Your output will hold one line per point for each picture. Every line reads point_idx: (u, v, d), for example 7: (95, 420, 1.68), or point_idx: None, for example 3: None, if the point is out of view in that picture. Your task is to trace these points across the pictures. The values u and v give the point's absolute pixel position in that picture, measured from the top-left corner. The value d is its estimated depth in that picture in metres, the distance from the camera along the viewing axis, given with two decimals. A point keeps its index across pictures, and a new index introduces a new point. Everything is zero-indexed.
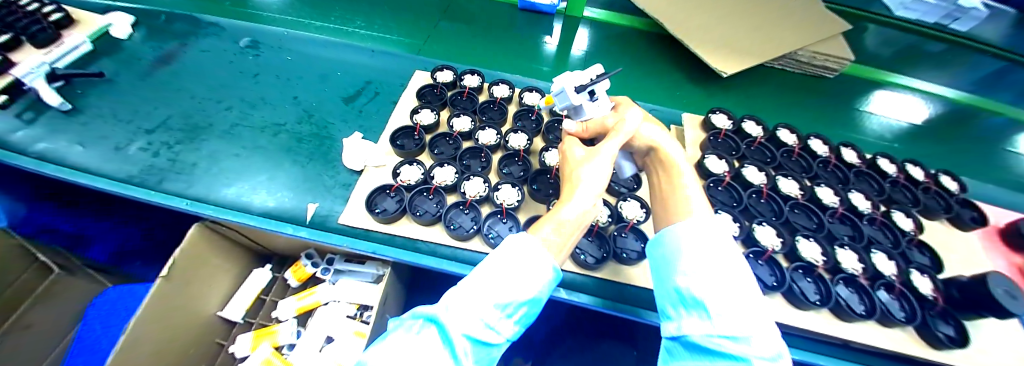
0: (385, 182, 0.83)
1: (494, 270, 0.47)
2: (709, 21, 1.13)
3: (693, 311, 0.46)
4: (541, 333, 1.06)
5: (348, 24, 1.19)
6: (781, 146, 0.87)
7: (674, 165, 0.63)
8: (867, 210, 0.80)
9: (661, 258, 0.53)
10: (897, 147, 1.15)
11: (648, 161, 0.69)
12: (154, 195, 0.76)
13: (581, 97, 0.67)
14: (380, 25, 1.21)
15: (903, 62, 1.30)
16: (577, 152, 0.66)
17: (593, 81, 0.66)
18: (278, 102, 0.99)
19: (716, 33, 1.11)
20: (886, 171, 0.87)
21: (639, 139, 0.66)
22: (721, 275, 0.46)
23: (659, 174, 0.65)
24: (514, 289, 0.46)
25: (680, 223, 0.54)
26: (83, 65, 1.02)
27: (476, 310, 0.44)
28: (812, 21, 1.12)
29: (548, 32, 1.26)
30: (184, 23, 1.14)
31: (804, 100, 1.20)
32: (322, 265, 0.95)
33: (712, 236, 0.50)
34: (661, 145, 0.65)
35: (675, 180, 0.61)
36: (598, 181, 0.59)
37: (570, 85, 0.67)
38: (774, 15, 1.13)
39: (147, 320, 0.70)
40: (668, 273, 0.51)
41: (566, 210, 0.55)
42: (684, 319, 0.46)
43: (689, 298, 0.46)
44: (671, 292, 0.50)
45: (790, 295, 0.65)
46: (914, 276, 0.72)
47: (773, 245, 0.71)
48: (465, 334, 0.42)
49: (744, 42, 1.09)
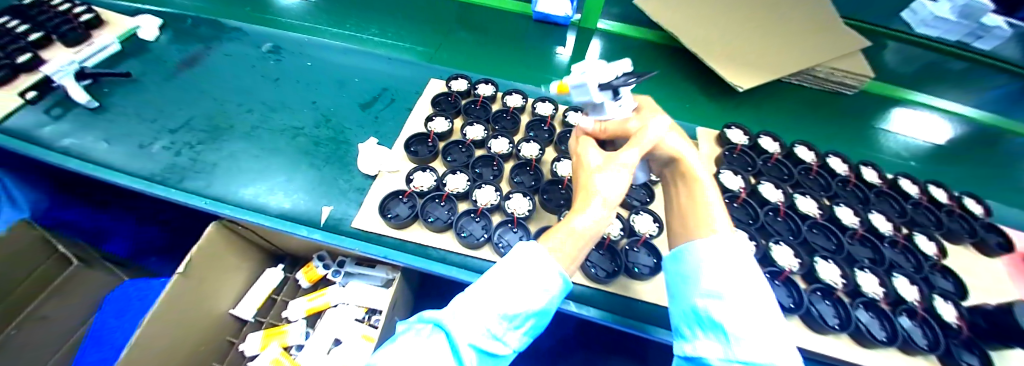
0: (399, 188, 0.83)
1: (500, 278, 0.46)
2: (717, 37, 1.12)
3: (710, 333, 0.47)
4: (549, 345, 1.04)
5: (363, 31, 1.20)
6: (799, 164, 0.86)
7: (697, 179, 0.58)
8: (888, 232, 0.78)
9: (679, 275, 0.53)
10: (916, 166, 1.15)
11: (671, 171, 0.62)
12: (174, 193, 0.78)
13: (603, 96, 0.57)
14: (393, 33, 1.22)
15: (927, 80, 1.26)
16: (592, 156, 0.59)
17: (621, 81, 0.55)
18: (297, 106, 1.01)
19: (724, 50, 1.11)
20: (908, 193, 0.85)
21: (662, 148, 0.59)
22: (744, 299, 0.47)
23: (679, 189, 0.60)
24: (515, 301, 0.45)
25: (700, 240, 0.52)
26: (111, 65, 1.05)
27: (480, 319, 0.44)
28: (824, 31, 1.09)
29: (561, 44, 1.27)
30: (209, 27, 1.18)
31: (821, 117, 1.19)
32: (332, 267, 0.96)
33: (733, 256, 0.50)
34: (684, 157, 0.59)
35: (698, 195, 0.57)
36: (616, 190, 0.54)
37: (597, 79, 0.55)
38: (788, 28, 1.11)
39: (162, 315, 0.71)
40: (685, 291, 0.51)
41: (579, 219, 0.51)
42: (700, 341, 0.48)
43: (707, 319, 0.47)
44: (687, 312, 0.50)
45: (808, 318, 0.64)
46: (937, 302, 0.70)
47: (790, 265, 0.70)
48: (471, 343, 0.43)
49: (755, 58, 1.09)
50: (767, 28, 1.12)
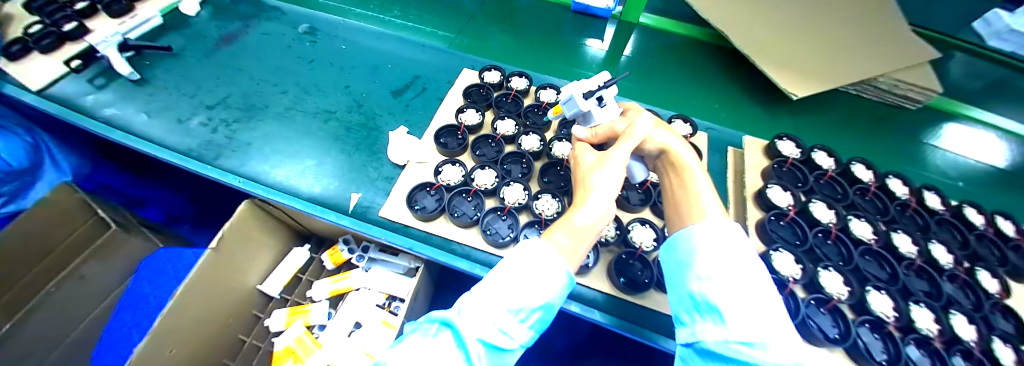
0: (427, 180, 0.82)
1: (507, 274, 0.45)
2: (751, 26, 1.07)
3: (707, 316, 0.43)
4: (564, 349, 1.03)
5: (385, 12, 1.17)
6: (855, 183, 0.81)
7: (687, 167, 0.57)
8: (948, 265, 0.72)
9: (677, 263, 0.50)
10: (966, 187, 1.04)
11: (659, 164, 0.62)
12: (210, 170, 0.79)
13: (589, 103, 0.63)
14: (415, 15, 1.19)
15: (992, 98, 1.16)
16: (588, 158, 0.60)
17: (601, 86, 0.62)
18: (331, 89, 1.01)
19: (763, 40, 1.06)
20: (973, 223, 0.77)
21: (650, 142, 0.60)
22: (745, 282, 0.42)
23: (670, 180, 0.59)
24: (526, 294, 0.44)
25: (693, 226, 0.50)
26: (152, 38, 1.07)
27: (490, 315, 0.42)
28: (875, 22, 1.00)
29: (599, 37, 1.21)
30: (248, 5, 1.18)
31: (878, 128, 1.11)
32: (357, 252, 0.97)
33: (731, 243, 0.46)
34: (672, 149, 0.59)
35: (688, 184, 0.55)
36: (612, 186, 0.54)
37: (579, 90, 0.63)
38: (836, 19, 1.02)
39: (194, 289, 0.73)
40: (682, 277, 0.48)
41: (578, 216, 0.51)
42: (699, 325, 0.44)
43: (704, 303, 0.44)
44: (684, 298, 0.47)
45: (853, 351, 0.60)
46: (996, 344, 0.63)
47: (839, 293, 0.65)
48: (480, 339, 0.41)
49: (796, 52, 1.03)
50: (830, 28, 1.02)
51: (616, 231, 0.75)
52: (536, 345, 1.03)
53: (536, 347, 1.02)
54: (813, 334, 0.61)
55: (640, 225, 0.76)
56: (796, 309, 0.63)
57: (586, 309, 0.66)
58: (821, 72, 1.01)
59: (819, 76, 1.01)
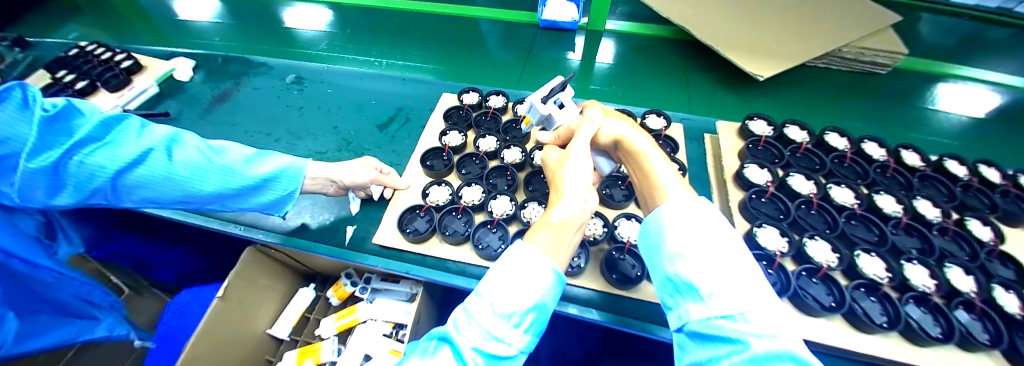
0: (416, 203, 0.85)
1: (495, 284, 0.45)
2: (709, 17, 1.13)
3: (688, 296, 0.44)
4: (576, 355, 1.03)
5: (342, 51, 1.29)
6: (831, 152, 0.83)
7: (641, 152, 0.58)
8: (937, 219, 0.72)
9: (652, 248, 0.51)
10: (957, 144, 1.00)
11: (619, 155, 0.63)
12: (210, 220, 0.85)
13: (548, 106, 0.64)
14: (368, 49, 1.30)
15: (969, 51, 1.17)
16: (553, 156, 0.63)
17: (556, 89, 0.63)
18: (320, 132, 1.06)
19: (719, 28, 1.11)
20: (956, 174, 0.78)
21: (604, 135, 0.62)
22: (721, 256, 0.44)
23: (633, 167, 0.59)
24: (515, 297, 0.44)
25: (662, 206, 0.51)
26: (150, 106, 1.15)
27: (482, 326, 0.43)
28: (813, 8, 1.10)
29: (570, 49, 1.26)
30: (238, 64, 1.25)
31: (850, 98, 1.11)
32: (360, 284, 0.99)
33: (699, 217, 0.47)
34: (625, 136, 0.59)
35: (648, 168, 0.56)
36: (584, 181, 0.56)
37: (536, 97, 0.65)
38: (777, 10, 1.12)
39: (203, 343, 0.75)
40: (658, 260, 0.50)
41: (556, 212, 0.52)
42: (683, 306, 0.45)
43: (682, 283, 0.45)
44: (665, 282, 0.48)
45: (851, 317, 0.60)
46: (997, 292, 0.62)
47: (828, 261, 0.66)
48: (475, 347, 0.42)
49: (753, 36, 1.08)
50: (772, 14, 1.12)
51: (604, 229, 0.77)
52: (549, 355, 1.03)
53: (549, 358, 1.02)
54: (809, 304, 0.61)
55: (626, 220, 0.79)
56: (788, 282, 0.63)
57: (581, 310, 0.68)
58: (782, 53, 1.04)
59: (782, 57, 1.03)
